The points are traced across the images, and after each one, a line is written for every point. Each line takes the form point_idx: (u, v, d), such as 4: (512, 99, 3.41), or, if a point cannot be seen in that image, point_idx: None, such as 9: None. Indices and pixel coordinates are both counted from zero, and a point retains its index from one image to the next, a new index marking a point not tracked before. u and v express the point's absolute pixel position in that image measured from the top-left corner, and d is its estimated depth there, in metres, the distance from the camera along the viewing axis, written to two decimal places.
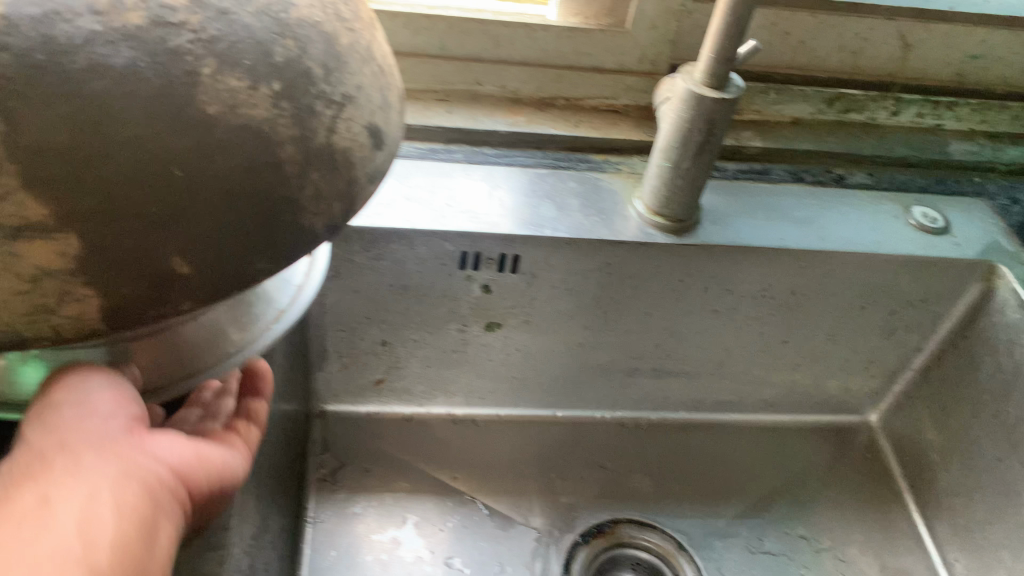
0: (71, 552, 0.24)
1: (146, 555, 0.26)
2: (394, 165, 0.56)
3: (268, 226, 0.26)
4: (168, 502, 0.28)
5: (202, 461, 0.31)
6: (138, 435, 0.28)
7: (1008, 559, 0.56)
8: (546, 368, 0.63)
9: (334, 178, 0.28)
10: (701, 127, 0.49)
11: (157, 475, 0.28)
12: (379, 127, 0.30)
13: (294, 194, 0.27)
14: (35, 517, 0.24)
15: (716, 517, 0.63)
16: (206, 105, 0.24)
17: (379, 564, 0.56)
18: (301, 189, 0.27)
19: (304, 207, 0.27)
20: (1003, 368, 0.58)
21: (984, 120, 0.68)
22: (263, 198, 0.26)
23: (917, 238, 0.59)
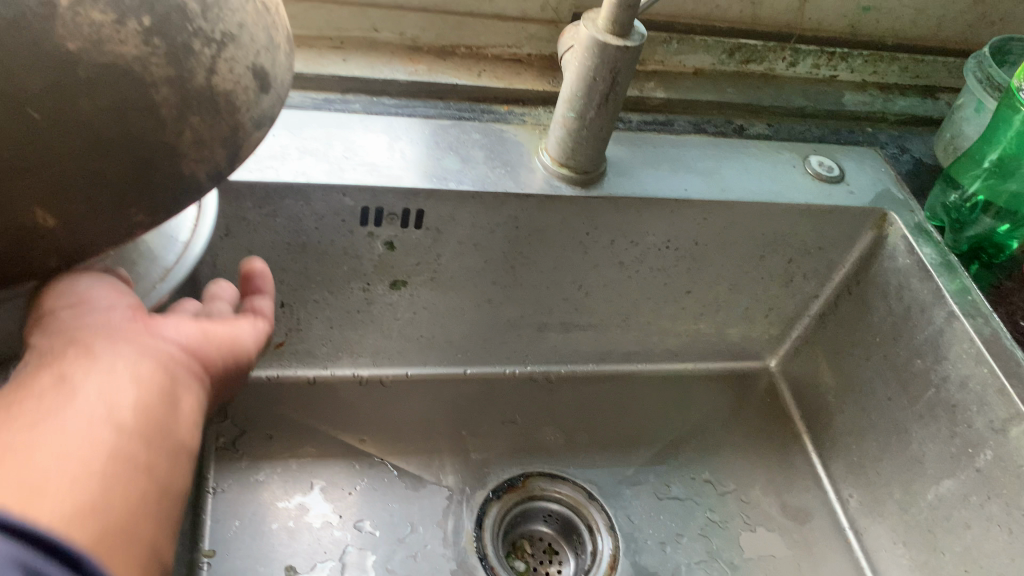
0: (99, 420, 0.26)
1: (169, 421, 0.28)
2: (287, 117, 0.54)
3: (135, 176, 0.24)
4: (184, 374, 0.30)
5: (211, 336, 0.33)
6: (146, 319, 0.30)
7: (897, 492, 0.59)
8: (453, 326, 0.62)
9: (216, 126, 0.26)
10: (606, 76, 0.48)
11: (170, 353, 0.30)
12: (265, 69, 0.28)
13: (170, 141, 0.25)
14: (60, 392, 0.26)
15: (624, 466, 0.64)
16: (66, 41, 0.22)
17: (285, 531, 0.54)
18: (177, 138, 0.25)
19: (180, 155, 0.25)
20: (893, 311, 0.60)
21: (875, 71, 0.70)
22: (129, 148, 0.24)
23: (815, 186, 0.60)
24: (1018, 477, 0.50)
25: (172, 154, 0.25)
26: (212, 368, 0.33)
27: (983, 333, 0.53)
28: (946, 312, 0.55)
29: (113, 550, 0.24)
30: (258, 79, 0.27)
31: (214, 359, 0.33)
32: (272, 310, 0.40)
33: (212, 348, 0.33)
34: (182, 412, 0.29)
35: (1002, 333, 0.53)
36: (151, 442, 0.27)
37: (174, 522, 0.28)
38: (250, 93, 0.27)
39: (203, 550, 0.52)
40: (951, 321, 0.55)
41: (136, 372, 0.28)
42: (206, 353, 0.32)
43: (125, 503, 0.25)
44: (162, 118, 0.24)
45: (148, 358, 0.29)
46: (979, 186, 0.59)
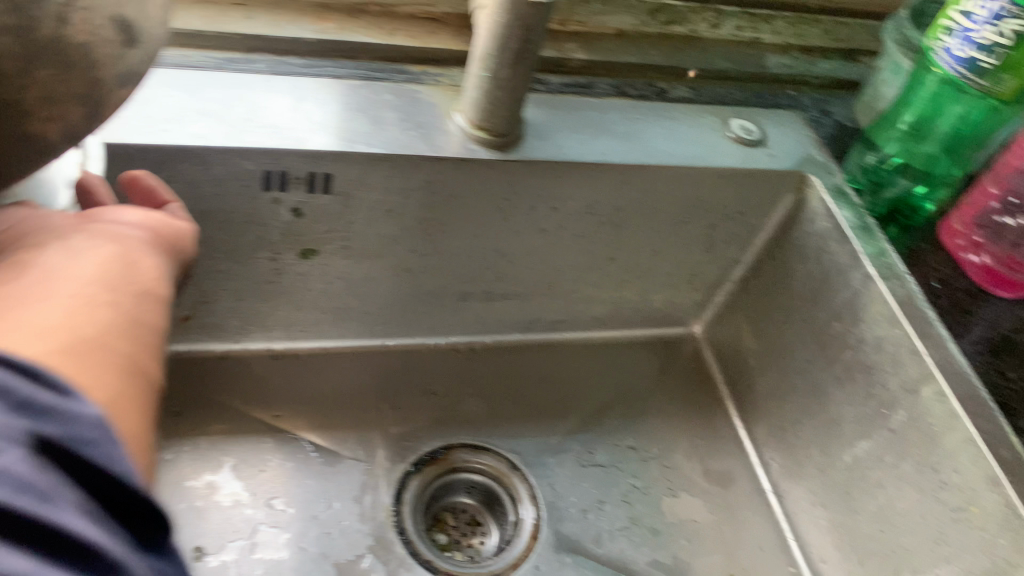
0: (61, 274, 0.29)
1: (132, 269, 0.31)
2: (159, 76, 0.50)
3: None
4: (141, 243, 0.33)
5: (157, 218, 0.36)
6: (91, 217, 0.34)
7: (816, 455, 0.60)
8: (370, 296, 0.60)
9: (71, 79, 0.26)
10: (517, 34, 0.46)
11: (120, 229, 0.33)
12: (130, 19, 0.27)
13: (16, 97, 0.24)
14: (21, 265, 0.29)
15: (549, 435, 0.63)
16: None
17: (193, 512, 0.52)
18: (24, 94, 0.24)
19: (29, 112, 0.25)
20: (813, 275, 0.60)
21: (798, 35, 0.69)
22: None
23: (735, 149, 0.59)
24: (929, 437, 0.50)
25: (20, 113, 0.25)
26: (169, 245, 0.36)
27: (898, 295, 0.53)
28: (863, 274, 0.56)
29: (97, 360, 0.27)
30: (119, 29, 0.27)
31: (165, 235, 0.36)
32: (186, 213, 0.40)
33: (161, 226, 0.36)
34: (147, 268, 0.32)
35: (916, 295, 0.53)
36: (113, 283, 0.30)
37: (158, 355, 0.30)
38: (109, 45, 0.26)
39: None
40: (867, 283, 0.55)
41: (92, 243, 0.31)
42: (158, 230, 0.35)
43: (94, 322, 0.28)
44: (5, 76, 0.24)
45: (102, 234, 0.32)
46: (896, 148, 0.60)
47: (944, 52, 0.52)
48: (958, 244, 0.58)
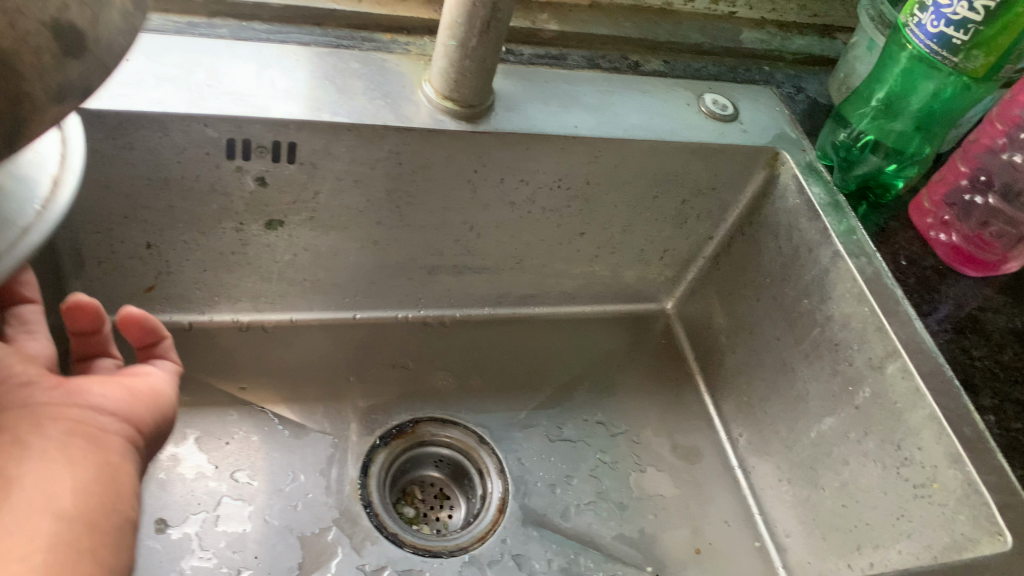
0: (36, 511, 0.28)
1: (110, 491, 0.30)
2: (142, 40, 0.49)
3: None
4: (120, 441, 0.32)
5: (138, 394, 0.35)
6: (72, 391, 0.32)
7: (783, 431, 0.60)
8: (338, 268, 0.59)
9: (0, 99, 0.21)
10: (485, 2, 0.45)
11: (95, 423, 0.32)
12: (76, 28, 0.23)
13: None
14: None
15: (517, 409, 0.63)
16: None
17: (156, 484, 0.52)
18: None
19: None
20: (783, 252, 0.60)
21: (774, 9, 0.68)
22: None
23: (707, 124, 0.59)
24: (892, 413, 0.50)
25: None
26: (149, 426, 0.35)
27: (865, 273, 0.53)
28: (831, 252, 0.55)
29: None
30: (60, 37, 0.22)
31: (146, 417, 0.35)
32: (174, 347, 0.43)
33: (142, 407, 0.35)
34: (128, 481, 0.31)
35: (883, 272, 0.54)
36: (87, 517, 0.29)
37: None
38: (43, 57, 0.22)
39: None
40: (835, 261, 0.55)
41: (73, 452, 0.30)
42: (137, 409, 0.34)
43: None
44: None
45: (81, 432, 0.31)
46: (868, 125, 0.59)
47: (917, 28, 0.51)
48: (926, 223, 0.58)
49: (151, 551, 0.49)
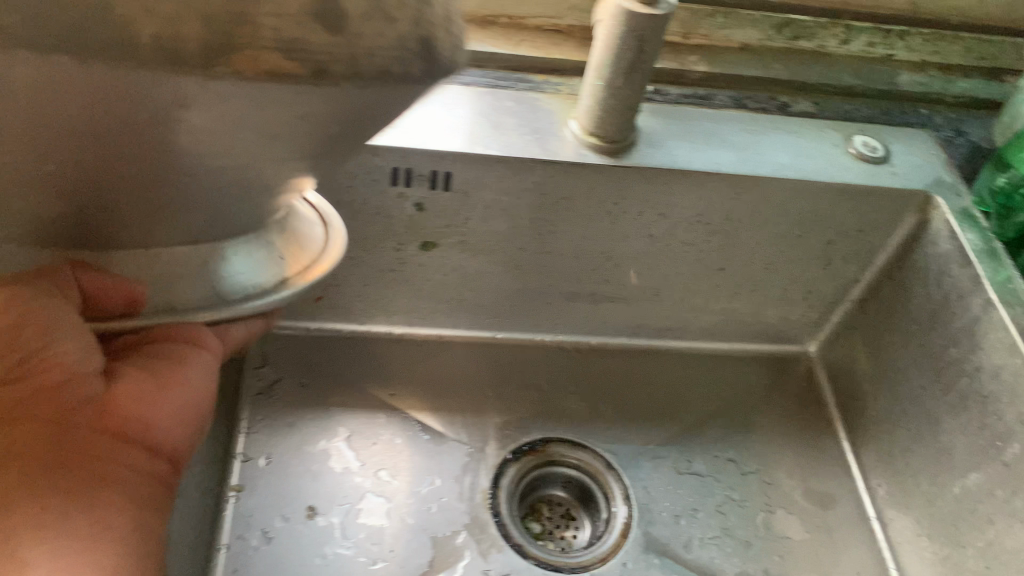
0: None
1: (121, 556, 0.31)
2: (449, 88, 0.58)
3: (167, 50, 0.20)
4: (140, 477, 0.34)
5: (176, 408, 0.36)
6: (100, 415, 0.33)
7: (925, 484, 0.58)
8: (485, 290, 0.64)
9: (317, 34, 0.22)
10: (633, 46, 0.48)
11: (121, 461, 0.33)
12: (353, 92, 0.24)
13: (232, 22, 0.21)
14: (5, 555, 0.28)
15: (647, 437, 0.64)
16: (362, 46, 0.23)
17: (310, 474, 0.57)
18: (244, 25, 0.21)
19: (240, 49, 0.21)
20: (932, 299, 0.58)
21: (936, 51, 0.67)
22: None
23: (857, 167, 0.58)
24: None
25: (213, 27, 0.21)
26: (166, 450, 0.36)
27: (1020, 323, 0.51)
28: (983, 300, 0.53)
29: None
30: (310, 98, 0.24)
31: (171, 437, 0.36)
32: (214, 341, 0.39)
33: (174, 426, 0.36)
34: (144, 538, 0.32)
35: None
36: None
37: None
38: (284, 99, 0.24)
39: (231, 485, 0.56)
40: (986, 309, 0.53)
41: (73, 513, 0.30)
42: (170, 428, 0.36)
43: None
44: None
45: (91, 480, 0.32)
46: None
47: None
48: None
49: (301, 534, 0.54)
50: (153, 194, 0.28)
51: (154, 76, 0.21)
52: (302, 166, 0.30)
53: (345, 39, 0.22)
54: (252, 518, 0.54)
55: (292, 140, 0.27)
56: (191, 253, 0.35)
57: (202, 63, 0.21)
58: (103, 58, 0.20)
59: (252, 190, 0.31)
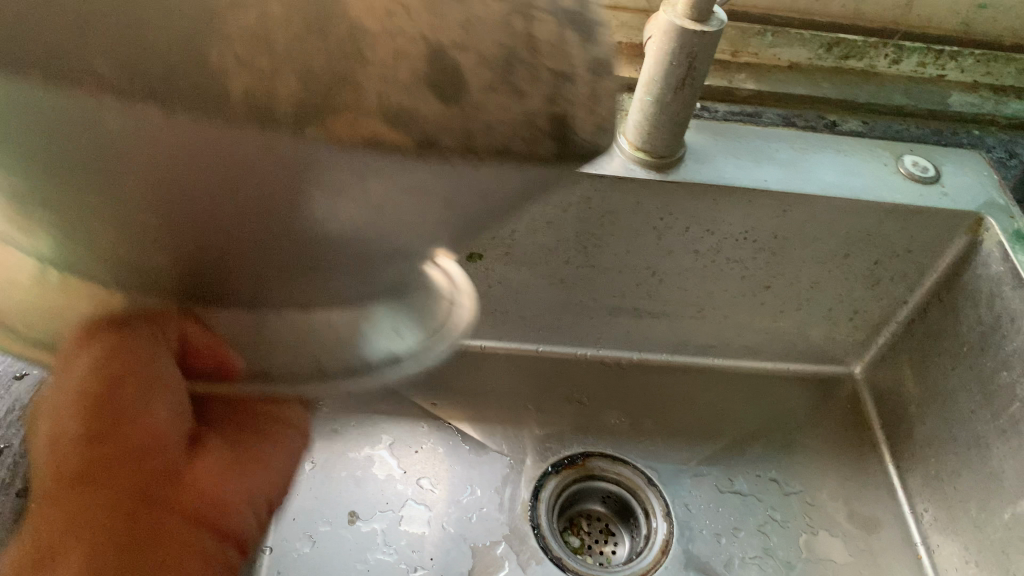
0: None
1: None
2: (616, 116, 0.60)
3: (257, 106, 0.18)
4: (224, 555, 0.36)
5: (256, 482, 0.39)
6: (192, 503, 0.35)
7: (974, 510, 0.57)
8: (529, 303, 0.64)
9: (430, 103, 0.18)
10: (682, 61, 0.48)
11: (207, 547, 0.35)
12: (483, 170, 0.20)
13: (335, 82, 0.18)
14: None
15: (688, 455, 0.64)
16: (485, 97, 0.19)
17: (353, 480, 0.58)
18: (347, 87, 0.18)
19: (342, 112, 0.18)
20: (983, 321, 0.57)
21: (989, 73, 0.67)
22: (249, 48, 0.18)
23: (906, 186, 0.58)
24: None
25: (311, 86, 0.18)
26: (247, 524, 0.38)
27: None
28: None
29: None
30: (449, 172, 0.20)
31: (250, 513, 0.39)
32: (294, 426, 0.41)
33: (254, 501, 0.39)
34: None
35: None
36: None
37: None
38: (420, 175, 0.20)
39: None
40: None
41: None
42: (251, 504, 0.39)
43: None
44: (324, 32, 0.18)
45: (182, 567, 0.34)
46: None
47: None
48: None
49: (343, 538, 0.55)
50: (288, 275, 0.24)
51: (242, 137, 0.18)
52: (443, 237, 0.26)
53: (463, 111, 0.19)
54: (297, 521, 0.56)
55: (424, 214, 0.23)
56: (326, 317, 0.28)
57: (291, 124, 0.18)
58: (188, 116, 0.18)
59: (393, 252, 0.25)
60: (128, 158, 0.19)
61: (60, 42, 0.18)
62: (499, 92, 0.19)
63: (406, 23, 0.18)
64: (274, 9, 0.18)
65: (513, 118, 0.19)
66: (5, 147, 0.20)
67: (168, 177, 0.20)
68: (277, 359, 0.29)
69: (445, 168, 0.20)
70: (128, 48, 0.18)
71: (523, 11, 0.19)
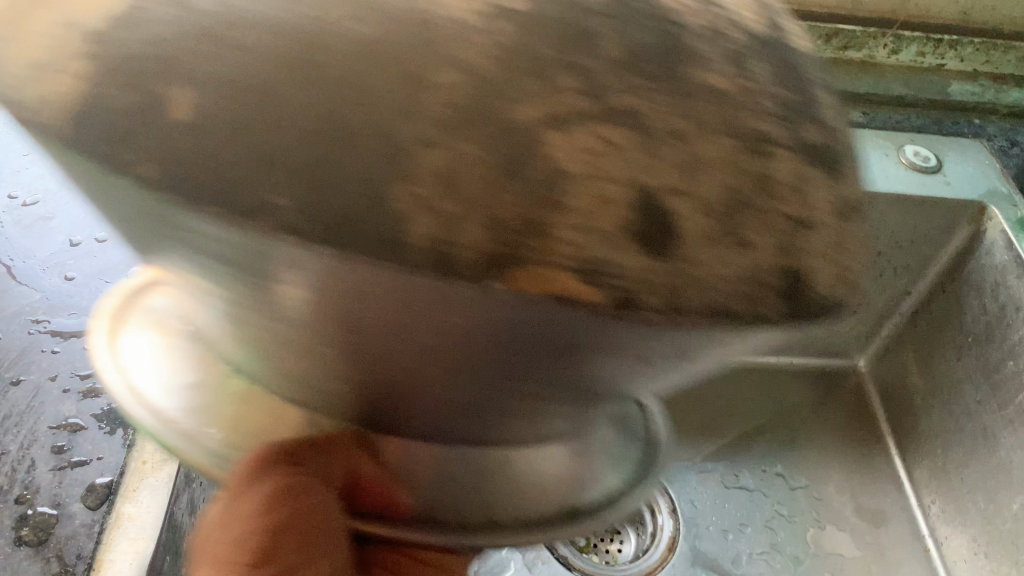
0: None
1: None
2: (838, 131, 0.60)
3: (438, 257, 0.15)
4: None
5: None
6: None
7: (981, 501, 0.56)
8: None
9: (631, 254, 0.15)
10: None
11: None
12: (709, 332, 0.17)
13: (530, 229, 0.15)
14: None
15: (694, 451, 0.64)
16: (708, 239, 0.16)
17: None
18: (539, 235, 0.15)
19: (535, 266, 0.15)
20: (988, 311, 0.57)
21: (988, 62, 0.66)
22: (434, 193, 0.15)
23: (909, 177, 0.57)
24: None
25: (505, 233, 0.15)
26: None
27: None
28: None
29: None
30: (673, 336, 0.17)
31: None
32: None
33: None
34: None
35: None
36: None
37: None
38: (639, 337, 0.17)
39: None
40: None
41: None
42: None
43: None
44: (520, 175, 0.15)
45: None
46: None
47: None
48: None
49: None
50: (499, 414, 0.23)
51: (421, 284, 0.15)
52: (674, 380, 0.23)
53: (669, 263, 0.15)
54: None
55: (634, 368, 0.19)
56: (533, 453, 0.27)
57: (474, 276, 0.15)
58: (364, 261, 0.15)
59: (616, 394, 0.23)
60: (321, 307, 0.17)
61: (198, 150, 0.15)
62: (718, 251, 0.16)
63: (616, 165, 0.15)
64: (467, 145, 0.15)
65: (737, 283, 0.16)
66: (209, 267, 0.17)
67: (374, 337, 0.18)
68: (466, 502, 0.26)
69: (660, 334, 0.16)
70: (296, 170, 0.15)
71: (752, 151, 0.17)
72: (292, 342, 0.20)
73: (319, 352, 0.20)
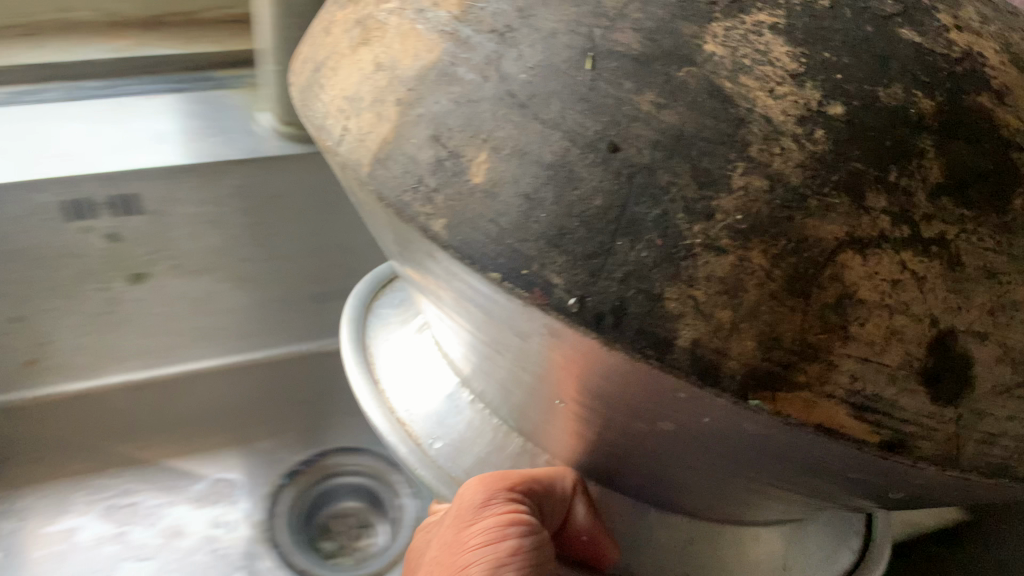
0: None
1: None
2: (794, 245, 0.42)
3: (704, 352, 0.24)
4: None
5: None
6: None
7: None
8: None
9: (888, 381, 0.24)
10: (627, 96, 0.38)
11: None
12: (906, 438, 0.25)
13: (807, 348, 0.24)
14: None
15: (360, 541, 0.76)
16: (930, 366, 0.24)
17: None
18: (816, 353, 0.24)
19: (794, 387, 0.24)
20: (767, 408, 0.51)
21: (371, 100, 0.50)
22: (713, 298, 0.24)
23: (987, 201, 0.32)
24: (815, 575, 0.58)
25: (772, 347, 0.24)
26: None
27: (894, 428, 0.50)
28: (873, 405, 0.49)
29: None
30: (888, 439, 0.25)
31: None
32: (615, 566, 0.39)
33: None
34: None
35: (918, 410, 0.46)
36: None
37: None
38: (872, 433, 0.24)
39: None
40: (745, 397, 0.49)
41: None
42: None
43: None
44: (808, 294, 0.24)
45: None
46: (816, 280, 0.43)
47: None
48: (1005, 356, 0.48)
49: None
50: (731, 464, 0.30)
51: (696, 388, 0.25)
52: (871, 495, 0.31)
53: (915, 387, 0.24)
54: None
55: (860, 461, 0.26)
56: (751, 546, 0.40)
57: (738, 376, 0.24)
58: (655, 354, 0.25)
59: (849, 477, 0.28)
60: (619, 377, 0.27)
61: (594, 247, 0.25)
62: (917, 387, 0.24)
63: (914, 295, 0.24)
64: (757, 257, 0.24)
65: (927, 406, 0.25)
66: (476, 314, 0.31)
67: (648, 400, 0.27)
68: (675, 532, 0.39)
69: (887, 461, 0.25)
70: (576, 260, 0.25)
71: (979, 330, 0.24)
72: (536, 393, 0.33)
73: (601, 398, 0.29)
